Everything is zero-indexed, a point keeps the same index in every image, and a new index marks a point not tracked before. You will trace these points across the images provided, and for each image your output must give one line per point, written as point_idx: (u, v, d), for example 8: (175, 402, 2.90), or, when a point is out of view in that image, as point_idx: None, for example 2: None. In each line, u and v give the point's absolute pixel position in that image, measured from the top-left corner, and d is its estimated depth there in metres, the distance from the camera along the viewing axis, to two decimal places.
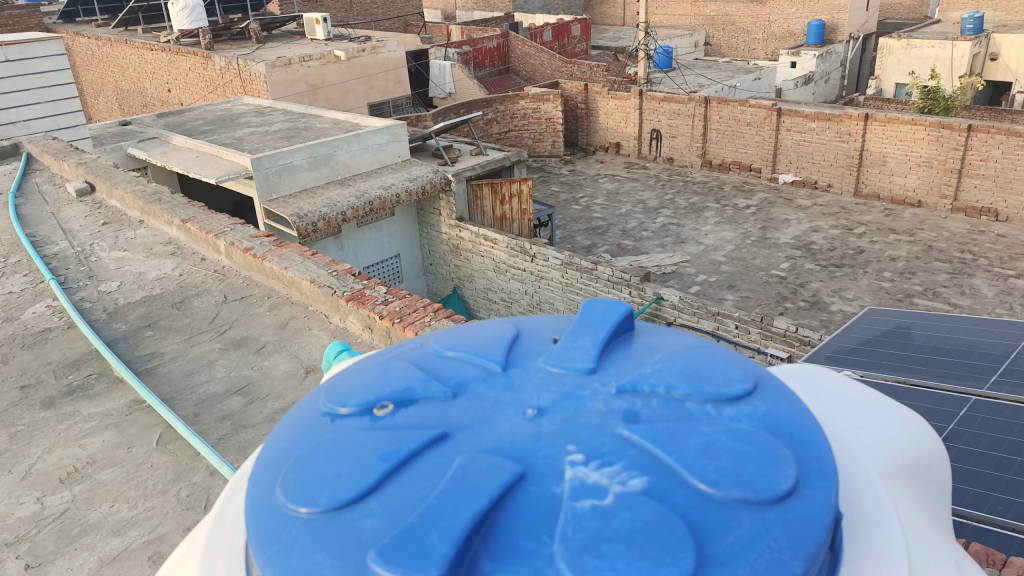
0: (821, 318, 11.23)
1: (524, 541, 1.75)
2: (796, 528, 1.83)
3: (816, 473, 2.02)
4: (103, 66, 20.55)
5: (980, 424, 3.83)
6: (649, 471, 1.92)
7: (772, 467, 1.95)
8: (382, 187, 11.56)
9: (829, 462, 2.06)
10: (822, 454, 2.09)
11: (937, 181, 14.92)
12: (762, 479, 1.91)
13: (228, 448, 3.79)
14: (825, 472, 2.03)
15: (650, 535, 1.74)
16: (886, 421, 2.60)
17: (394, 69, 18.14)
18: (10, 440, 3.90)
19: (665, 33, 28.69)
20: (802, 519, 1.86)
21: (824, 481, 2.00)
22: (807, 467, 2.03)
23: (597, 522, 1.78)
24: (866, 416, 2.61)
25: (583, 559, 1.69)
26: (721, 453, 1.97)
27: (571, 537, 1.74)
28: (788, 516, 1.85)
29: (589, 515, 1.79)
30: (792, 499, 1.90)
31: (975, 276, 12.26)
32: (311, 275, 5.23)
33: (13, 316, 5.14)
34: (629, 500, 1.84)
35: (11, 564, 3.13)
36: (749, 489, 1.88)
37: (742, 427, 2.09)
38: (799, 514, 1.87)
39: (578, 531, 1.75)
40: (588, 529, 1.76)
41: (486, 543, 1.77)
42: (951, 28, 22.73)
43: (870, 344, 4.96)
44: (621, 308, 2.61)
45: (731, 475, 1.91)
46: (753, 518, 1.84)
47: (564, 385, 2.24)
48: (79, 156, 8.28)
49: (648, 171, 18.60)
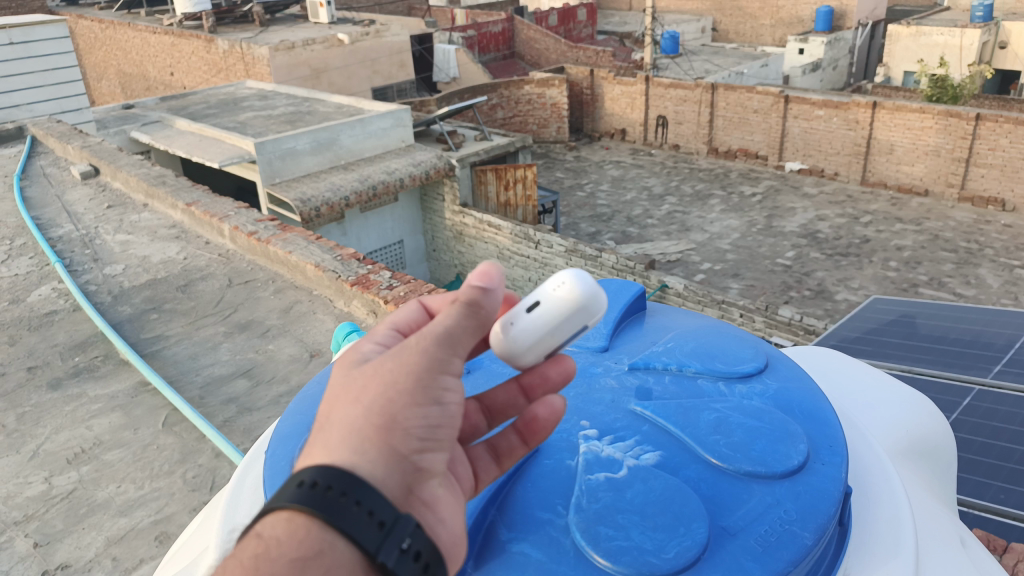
0: (826, 307, 11.17)
1: (540, 512, 1.93)
2: (806, 501, 1.92)
3: (827, 448, 2.09)
4: (105, 49, 20.44)
5: (983, 414, 3.79)
6: (661, 446, 2.07)
7: (782, 443, 2.05)
8: (385, 171, 11.54)
9: (839, 438, 2.13)
10: (832, 429, 2.16)
11: (944, 170, 14.80)
12: (773, 454, 2.02)
13: (234, 431, 3.77)
14: (835, 447, 2.10)
15: (663, 507, 1.88)
16: (895, 399, 2.66)
17: (399, 53, 18.03)
18: (18, 421, 3.89)
19: (672, 19, 28.45)
20: (811, 493, 1.94)
21: (834, 456, 2.06)
22: (817, 442, 2.10)
23: (611, 494, 1.92)
24: (868, 394, 2.67)
25: (598, 529, 1.84)
26: (732, 428, 2.10)
27: (586, 507, 1.89)
28: (798, 490, 1.95)
29: (603, 488, 1.94)
30: (802, 474, 1.99)
31: (981, 266, 12.19)
32: (316, 259, 5.21)
33: (19, 298, 5.12)
34: (642, 473, 1.98)
35: (20, 543, 3.12)
36: (759, 464, 1.99)
37: (752, 404, 2.21)
38: (809, 487, 1.96)
39: (593, 502, 1.91)
40: (602, 501, 1.91)
41: (503, 512, 1.95)
42: (960, 16, 22.49)
43: (874, 333, 4.92)
44: (633, 290, 2.73)
45: (742, 450, 2.03)
46: (763, 491, 1.94)
47: (578, 362, 2.44)
48: (83, 139, 8.24)
49: (653, 159, 18.55)
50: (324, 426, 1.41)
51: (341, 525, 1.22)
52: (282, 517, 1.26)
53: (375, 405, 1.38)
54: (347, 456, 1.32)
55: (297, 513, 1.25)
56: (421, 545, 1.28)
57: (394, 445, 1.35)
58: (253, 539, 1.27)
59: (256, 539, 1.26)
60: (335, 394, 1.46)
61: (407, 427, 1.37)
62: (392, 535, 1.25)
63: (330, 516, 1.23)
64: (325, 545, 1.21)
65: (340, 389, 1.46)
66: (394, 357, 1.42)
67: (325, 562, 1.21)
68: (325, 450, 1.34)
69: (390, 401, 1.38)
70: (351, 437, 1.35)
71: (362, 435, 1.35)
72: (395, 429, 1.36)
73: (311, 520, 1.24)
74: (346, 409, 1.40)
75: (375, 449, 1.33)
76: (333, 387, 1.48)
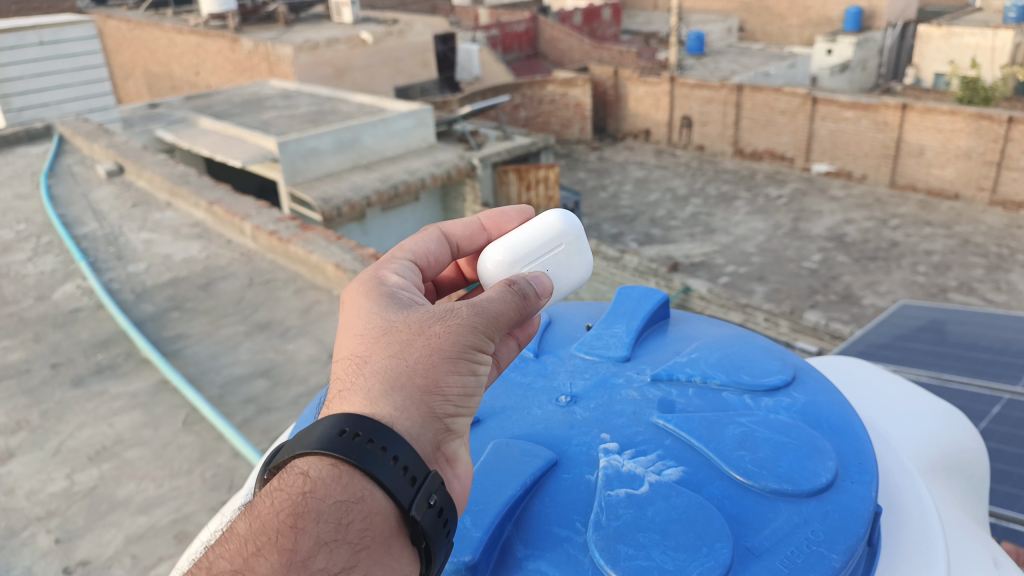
0: (853, 312, 10.92)
1: (558, 529, 1.87)
2: (835, 522, 1.82)
3: (856, 466, 1.99)
4: (132, 49, 20.68)
5: (1013, 423, 3.60)
6: (685, 462, 1.99)
7: (810, 459, 1.96)
8: (407, 171, 11.64)
9: (867, 455, 2.03)
10: (862, 446, 2.06)
11: (975, 173, 14.48)
12: (800, 471, 1.93)
13: (253, 431, 3.73)
14: (865, 465, 2.00)
15: (686, 525, 1.79)
16: (925, 414, 2.56)
17: (421, 53, 18.08)
18: (41, 417, 3.88)
19: (698, 19, 28.31)
20: (840, 513, 1.84)
21: (864, 474, 1.97)
22: (846, 459, 2.01)
23: (632, 511, 1.84)
24: (895, 407, 2.57)
25: (618, 547, 1.76)
26: (758, 444, 2.02)
27: (605, 525, 1.82)
28: (827, 509, 1.85)
29: (623, 504, 1.86)
30: (831, 493, 1.90)
31: (1012, 271, 11.88)
32: (336, 259, 5.17)
33: (45, 295, 5.14)
34: (664, 489, 1.90)
35: (42, 538, 3.10)
36: (787, 481, 1.90)
37: (779, 418, 2.13)
38: (838, 507, 1.86)
39: (613, 520, 1.83)
40: (623, 518, 1.83)
41: (519, 529, 1.88)
42: (993, 16, 22.04)
43: (903, 339, 4.78)
44: (657, 295, 2.67)
45: (769, 467, 1.95)
46: (791, 510, 1.85)
47: (598, 372, 2.37)
48: (109, 138, 8.29)
49: (677, 159, 18.43)
50: (360, 376, 1.48)
51: (376, 473, 1.31)
52: (322, 461, 1.32)
53: (416, 364, 1.46)
54: (381, 410, 1.41)
55: (338, 460, 1.32)
56: (443, 499, 1.38)
57: (429, 404, 1.45)
58: (297, 476, 1.33)
59: (300, 477, 1.32)
60: (371, 343, 1.53)
61: (445, 390, 1.47)
62: (422, 489, 1.34)
63: (367, 465, 1.31)
64: (365, 491, 1.31)
65: (378, 339, 1.53)
66: (440, 322, 1.52)
67: (365, 507, 1.30)
68: (359, 401, 1.42)
69: (432, 363, 1.47)
70: (392, 392, 1.43)
71: (404, 392, 1.44)
72: (432, 390, 1.45)
73: (350, 469, 1.31)
74: (386, 361, 1.48)
75: (412, 406, 1.42)
76: (367, 335, 1.55)
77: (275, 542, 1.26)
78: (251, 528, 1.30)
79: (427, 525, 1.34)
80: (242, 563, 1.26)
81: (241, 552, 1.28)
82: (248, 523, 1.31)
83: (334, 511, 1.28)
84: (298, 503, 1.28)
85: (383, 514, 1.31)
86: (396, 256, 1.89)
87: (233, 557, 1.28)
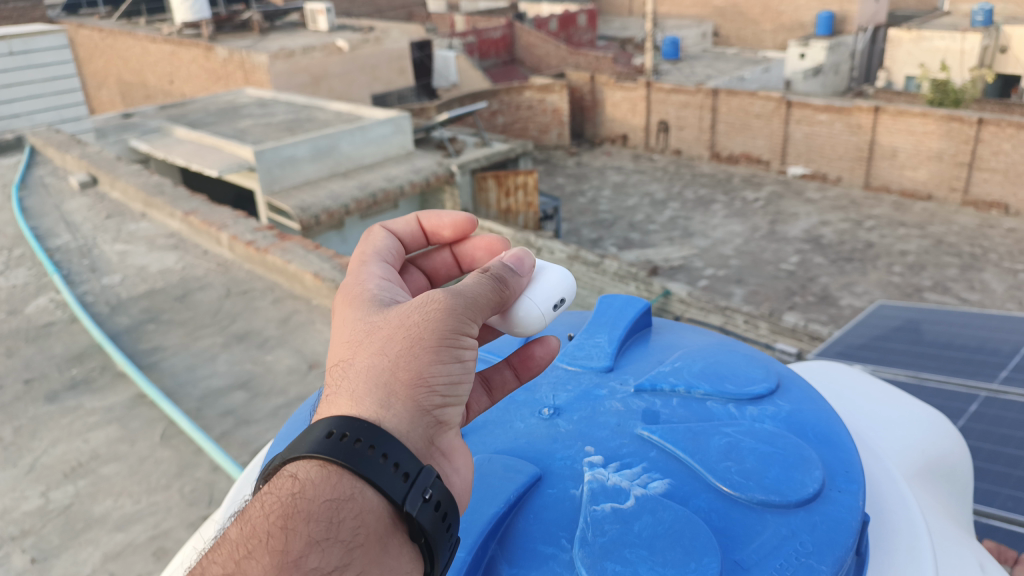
0: (830, 313, 11.03)
1: (543, 546, 1.86)
2: (823, 533, 1.83)
3: (842, 475, 2.01)
4: (105, 58, 20.41)
5: (991, 421, 3.65)
6: (671, 474, 1.99)
7: (797, 470, 1.98)
8: (385, 178, 11.59)
9: (854, 464, 2.05)
10: (848, 455, 2.08)
11: (947, 174, 14.69)
12: (787, 482, 1.94)
13: (232, 444, 3.68)
14: (851, 474, 2.02)
15: (673, 541, 1.79)
16: (908, 419, 2.59)
17: (398, 60, 18.07)
18: (14, 434, 3.80)
19: (674, 25, 28.55)
20: (828, 524, 1.85)
21: (850, 484, 1.98)
22: (833, 469, 2.03)
23: (618, 527, 1.84)
24: (879, 413, 2.60)
25: (605, 565, 1.75)
26: (744, 454, 2.03)
27: (591, 542, 1.81)
28: (814, 519, 1.87)
29: (609, 520, 1.86)
30: (818, 502, 1.91)
31: (985, 270, 12.07)
32: (314, 268, 5.13)
33: (16, 309, 5.05)
34: (650, 503, 1.90)
35: (16, 558, 3.03)
36: (774, 492, 1.91)
37: (765, 428, 2.14)
38: (826, 518, 1.87)
39: (599, 535, 1.82)
40: (608, 534, 1.82)
41: (503, 548, 1.86)
42: (961, 20, 22.45)
43: (881, 340, 4.84)
44: (638, 304, 2.68)
45: (755, 478, 1.96)
46: (779, 522, 1.86)
47: (581, 384, 2.36)
48: (81, 148, 8.17)
49: (655, 164, 18.56)
50: (347, 376, 1.48)
51: (369, 474, 1.30)
52: (313, 463, 1.32)
53: (402, 361, 1.45)
54: (372, 410, 1.39)
55: (327, 461, 1.32)
56: (440, 494, 1.36)
57: (418, 400, 1.43)
58: (286, 478, 1.33)
59: (289, 479, 1.32)
60: (356, 346, 1.52)
61: (431, 382, 1.45)
62: (416, 485, 1.33)
63: (362, 468, 1.30)
64: (355, 490, 1.30)
65: (362, 341, 1.52)
66: (418, 312, 1.49)
67: (356, 505, 1.29)
68: (350, 403, 1.40)
69: (416, 357, 1.45)
70: (377, 392, 1.42)
71: (387, 390, 1.42)
72: (419, 385, 1.44)
73: (341, 470, 1.31)
74: (370, 361, 1.47)
75: (401, 404, 1.41)
76: (355, 338, 1.54)
77: (266, 544, 1.25)
78: (241, 532, 1.29)
79: (425, 522, 1.32)
80: (236, 562, 1.25)
81: (233, 557, 1.27)
82: (238, 528, 1.31)
83: (324, 511, 1.27)
84: (288, 505, 1.28)
85: (376, 513, 1.30)
86: (370, 261, 1.83)
87: (223, 560, 1.27)
